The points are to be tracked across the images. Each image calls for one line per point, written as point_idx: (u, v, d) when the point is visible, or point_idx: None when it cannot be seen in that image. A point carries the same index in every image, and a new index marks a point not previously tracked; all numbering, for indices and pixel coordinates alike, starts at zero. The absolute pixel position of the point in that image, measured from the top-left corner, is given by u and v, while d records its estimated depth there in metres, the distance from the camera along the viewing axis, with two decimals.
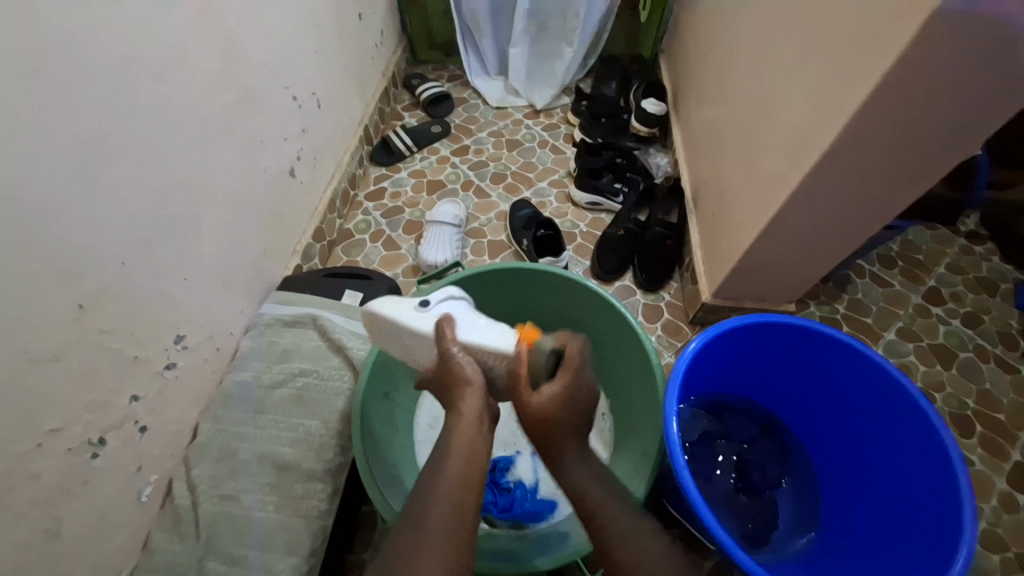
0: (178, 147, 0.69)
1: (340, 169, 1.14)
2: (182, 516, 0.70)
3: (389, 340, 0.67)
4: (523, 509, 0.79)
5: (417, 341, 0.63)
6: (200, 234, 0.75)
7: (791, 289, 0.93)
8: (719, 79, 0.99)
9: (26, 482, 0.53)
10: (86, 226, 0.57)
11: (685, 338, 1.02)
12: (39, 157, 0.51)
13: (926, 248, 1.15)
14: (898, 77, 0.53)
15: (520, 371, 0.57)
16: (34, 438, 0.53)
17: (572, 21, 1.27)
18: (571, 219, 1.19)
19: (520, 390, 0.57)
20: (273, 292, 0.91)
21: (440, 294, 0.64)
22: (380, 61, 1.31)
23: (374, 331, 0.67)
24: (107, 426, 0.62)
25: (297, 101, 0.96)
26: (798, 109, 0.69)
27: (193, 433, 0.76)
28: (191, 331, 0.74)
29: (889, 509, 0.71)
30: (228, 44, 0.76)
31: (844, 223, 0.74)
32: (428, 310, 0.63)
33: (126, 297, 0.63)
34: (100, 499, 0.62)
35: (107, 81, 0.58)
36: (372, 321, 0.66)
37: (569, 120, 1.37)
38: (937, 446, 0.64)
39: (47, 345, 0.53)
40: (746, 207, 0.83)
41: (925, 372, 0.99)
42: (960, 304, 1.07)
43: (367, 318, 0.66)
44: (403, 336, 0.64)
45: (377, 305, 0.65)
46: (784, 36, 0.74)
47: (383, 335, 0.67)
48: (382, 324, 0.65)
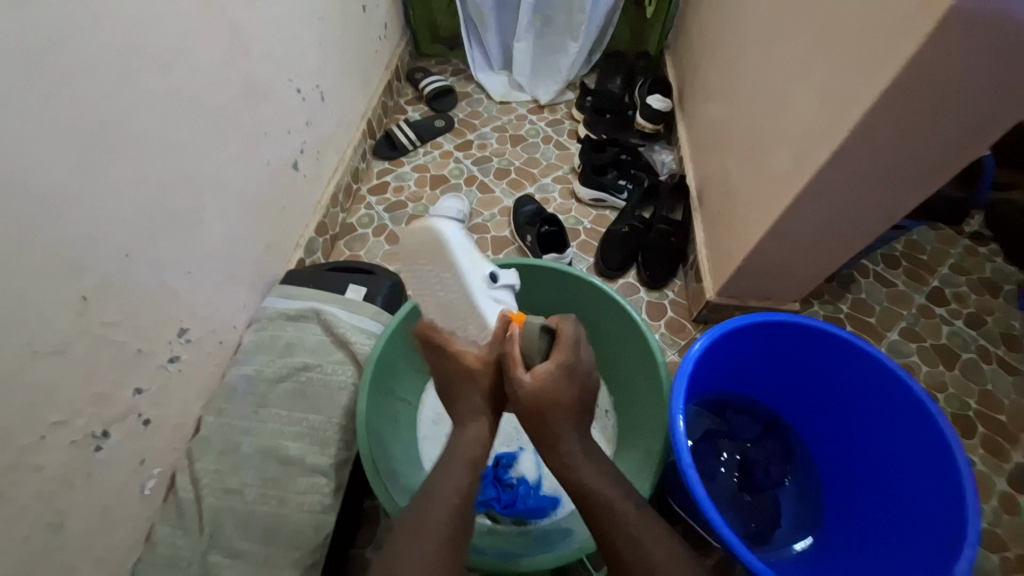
0: (181, 139, 0.68)
1: (343, 163, 1.13)
2: (185, 509, 0.70)
3: (416, 268, 0.59)
4: (525, 505, 0.79)
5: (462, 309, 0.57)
6: (203, 227, 0.74)
7: (795, 288, 0.93)
8: (726, 77, 0.99)
9: (29, 475, 0.52)
10: (89, 218, 0.56)
11: (688, 337, 1.02)
12: (42, 149, 0.51)
13: (930, 248, 1.15)
14: (912, 76, 0.52)
15: (513, 350, 0.56)
16: (37, 431, 0.53)
17: (578, 16, 1.26)
18: (576, 215, 1.19)
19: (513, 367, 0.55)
20: (276, 286, 0.91)
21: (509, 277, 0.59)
22: (383, 54, 1.30)
23: (422, 250, 0.57)
24: (111, 419, 0.61)
25: (301, 94, 0.95)
26: (807, 106, 0.69)
27: (196, 426, 0.76)
28: (194, 324, 0.74)
29: (891, 508, 0.71)
30: (232, 35, 0.75)
31: (852, 222, 0.73)
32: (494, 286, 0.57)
33: (130, 290, 0.62)
34: (103, 492, 0.62)
35: (111, 71, 0.57)
36: (429, 244, 0.57)
37: (573, 116, 1.37)
38: (942, 447, 0.64)
39: (51, 337, 0.53)
40: (752, 205, 0.83)
41: (928, 372, 0.99)
42: (963, 304, 1.07)
43: (428, 239, 0.57)
44: (439, 285, 0.58)
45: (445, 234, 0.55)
46: (794, 33, 0.74)
47: (423, 261, 0.58)
48: (436, 252, 0.57)
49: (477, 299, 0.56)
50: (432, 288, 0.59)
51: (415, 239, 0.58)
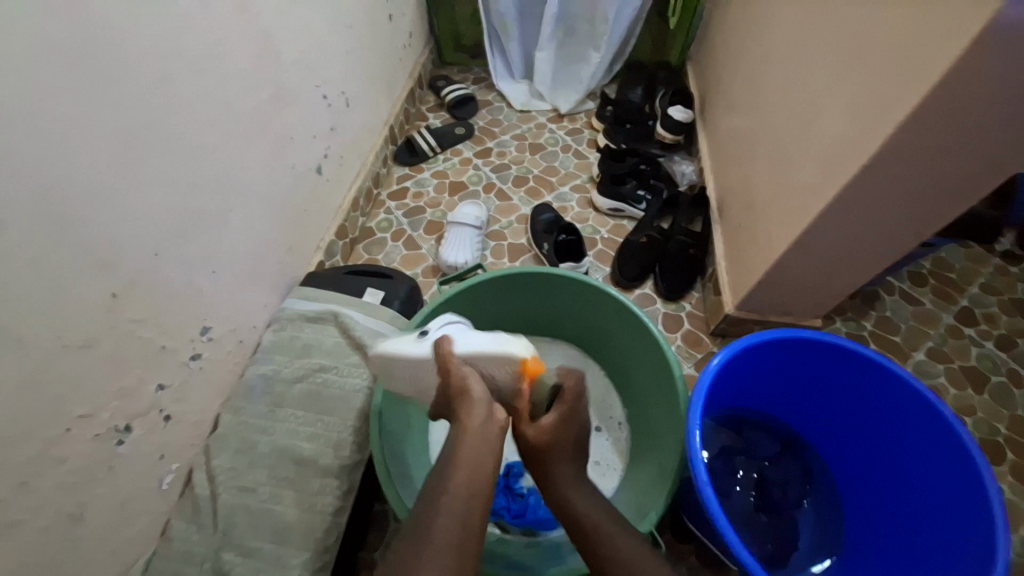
0: (211, 142, 0.70)
1: (365, 168, 1.15)
2: (200, 505, 0.71)
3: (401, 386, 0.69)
4: (535, 516, 0.79)
5: (422, 370, 0.66)
6: (229, 228, 0.76)
7: (819, 304, 0.90)
8: (751, 88, 0.98)
9: (54, 466, 0.54)
10: (121, 217, 0.58)
11: (706, 350, 1.01)
12: (82, 150, 0.53)
13: (959, 266, 1.11)
14: (947, 91, 0.51)
15: (520, 406, 0.62)
16: (63, 423, 0.54)
17: (600, 26, 1.26)
18: (593, 224, 1.18)
19: (519, 422, 0.61)
20: (296, 288, 0.93)
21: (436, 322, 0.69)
22: (407, 62, 1.32)
23: (383, 375, 0.70)
24: (133, 414, 0.63)
25: (326, 100, 0.97)
26: (836, 120, 0.67)
27: (214, 423, 0.78)
28: (216, 323, 0.76)
29: (916, 535, 0.68)
30: (263, 42, 0.77)
31: (879, 238, 0.71)
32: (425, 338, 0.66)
33: (157, 288, 0.64)
34: (123, 485, 0.63)
35: (146, 74, 0.59)
36: (385, 368, 0.69)
37: (593, 125, 1.37)
38: (972, 475, 0.62)
39: (81, 332, 0.55)
40: (775, 219, 0.81)
41: (955, 395, 0.95)
42: (993, 325, 1.03)
43: (379, 368, 0.70)
44: (410, 374, 0.67)
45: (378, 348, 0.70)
46: (823, 45, 0.72)
47: (394, 378, 0.69)
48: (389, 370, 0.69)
49: (419, 352, 0.65)
50: (413, 383, 0.67)
51: (380, 374, 0.70)
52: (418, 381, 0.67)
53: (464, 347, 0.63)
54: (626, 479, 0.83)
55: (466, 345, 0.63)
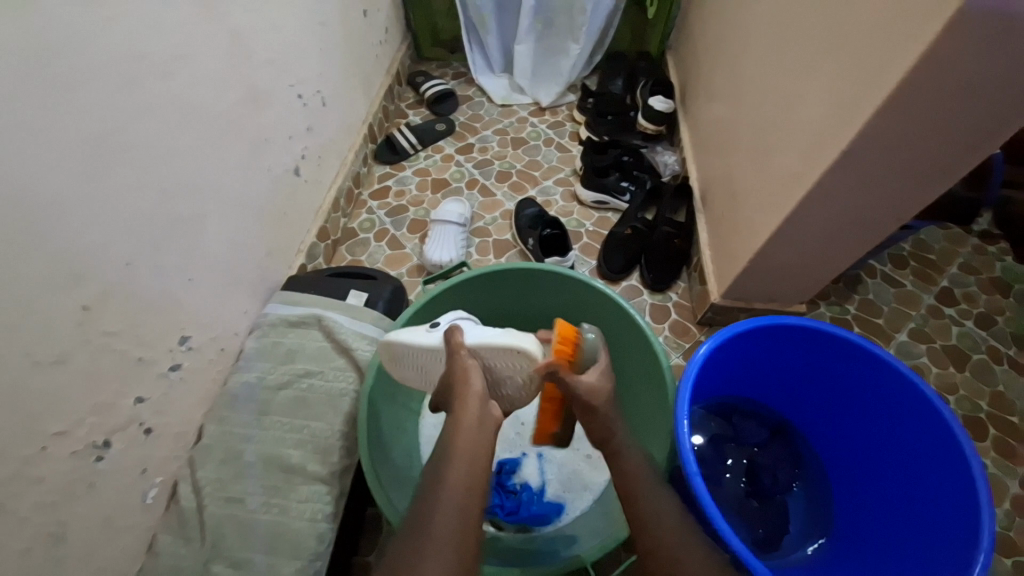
0: (184, 146, 0.68)
1: (344, 168, 1.13)
2: (187, 518, 0.70)
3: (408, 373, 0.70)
4: (529, 512, 0.77)
5: (430, 357, 0.66)
6: (205, 234, 0.74)
7: (801, 290, 0.92)
8: (730, 77, 0.98)
9: (30, 487, 0.52)
10: (93, 226, 0.56)
11: (693, 339, 1.01)
12: (45, 159, 0.51)
13: (939, 247, 1.13)
14: (921, 75, 0.51)
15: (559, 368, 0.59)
16: (38, 441, 0.52)
17: (578, 17, 1.25)
18: (577, 218, 1.18)
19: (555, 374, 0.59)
20: (278, 292, 0.91)
21: (450, 316, 0.69)
22: (384, 58, 1.30)
23: (389, 361, 0.70)
24: (113, 428, 0.61)
25: (302, 99, 0.95)
26: (813, 107, 0.68)
27: (198, 434, 0.76)
28: (196, 332, 0.74)
29: (903, 515, 0.70)
30: (234, 41, 0.75)
31: (858, 223, 0.72)
32: (437, 329, 0.66)
33: (133, 299, 0.62)
34: (105, 502, 0.62)
35: (112, 77, 0.57)
36: (389, 355, 0.69)
37: (575, 118, 1.36)
38: (955, 453, 0.63)
39: (52, 347, 0.53)
40: (757, 207, 0.82)
41: (938, 374, 0.97)
42: (973, 304, 1.05)
43: (388, 356, 0.70)
44: (417, 360, 0.67)
45: (388, 333, 0.69)
46: (798, 33, 0.73)
47: (399, 365, 0.69)
48: (395, 359, 0.69)
49: (428, 342, 0.65)
50: (418, 369, 0.68)
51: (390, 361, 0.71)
52: (425, 369, 0.68)
53: (477, 339, 0.63)
54: None
55: (476, 336, 0.63)
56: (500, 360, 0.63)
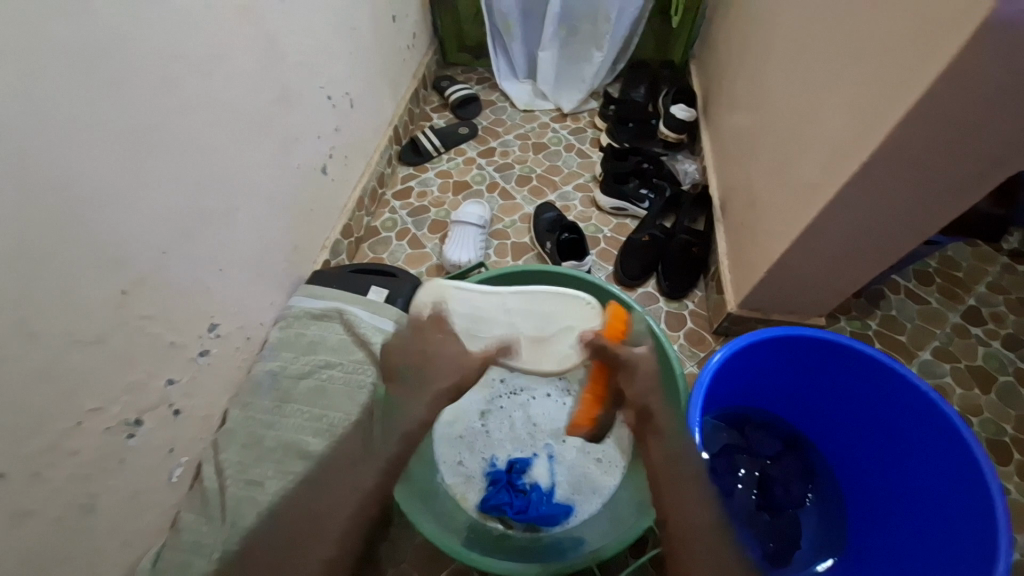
0: (218, 142, 0.71)
1: (369, 168, 1.16)
2: (209, 498, 0.73)
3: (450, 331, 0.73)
4: (538, 512, 0.76)
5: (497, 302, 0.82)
6: (235, 226, 0.77)
7: (820, 303, 0.91)
8: (752, 86, 0.98)
9: (65, 458, 0.55)
10: (129, 215, 0.59)
11: (708, 348, 1.01)
12: (90, 149, 0.54)
13: (966, 265, 1.10)
14: (944, 88, 0.51)
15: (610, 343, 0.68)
16: (75, 416, 0.56)
17: (603, 25, 1.27)
18: (596, 223, 1.19)
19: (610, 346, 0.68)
20: (303, 285, 0.94)
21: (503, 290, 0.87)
22: (411, 63, 1.33)
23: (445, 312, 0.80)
24: (144, 408, 0.64)
25: (331, 101, 0.98)
26: (836, 118, 0.68)
27: (222, 418, 0.79)
28: (224, 320, 0.77)
29: (921, 534, 0.68)
30: (269, 43, 0.79)
31: (880, 236, 0.72)
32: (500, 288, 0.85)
33: (166, 286, 0.65)
34: (134, 477, 0.65)
35: (154, 75, 0.60)
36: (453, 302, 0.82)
37: (596, 124, 1.37)
38: (974, 474, 0.62)
39: (92, 328, 0.56)
40: (776, 217, 0.82)
41: (962, 395, 0.95)
42: (1000, 325, 1.02)
43: (456, 320, 0.81)
44: (488, 318, 0.81)
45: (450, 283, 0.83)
46: (822, 44, 0.73)
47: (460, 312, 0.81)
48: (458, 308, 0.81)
49: (501, 298, 0.83)
50: (487, 331, 0.81)
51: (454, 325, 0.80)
52: (492, 330, 0.81)
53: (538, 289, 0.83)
54: (627, 478, 0.79)
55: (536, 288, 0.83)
56: (557, 306, 0.82)
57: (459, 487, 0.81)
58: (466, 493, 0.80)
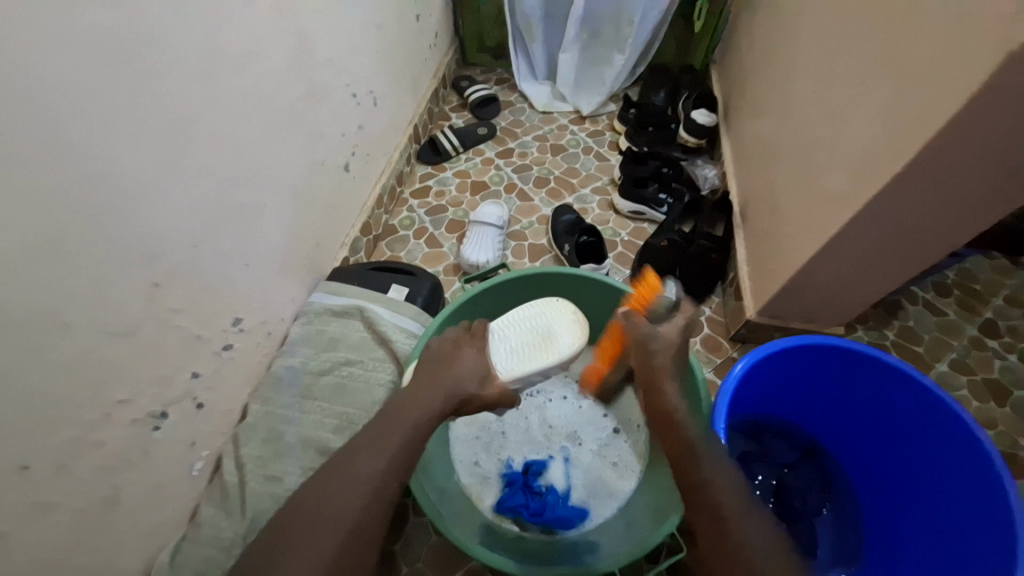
0: (247, 138, 0.72)
1: (389, 166, 1.17)
2: (228, 492, 0.73)
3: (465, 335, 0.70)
4: (554, 514, 0.76)
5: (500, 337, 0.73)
6: (261, 222, 0.77)
7: (842, 313, 0.90)
8: (778, 92, 0.97)
9: (92, 449, 0.56)
10: (160, 210, 0.59)
11: (725, 355, 1.00)
12: (129, 143, 0.55)
13: (985, 278, 1.09)
14: (989, 100, 0.50)
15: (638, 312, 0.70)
16: (102, 407, 0.56)
17: (626, 29, 1.27)
18: (613, 227, 1.19)
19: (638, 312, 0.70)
20: (322, 282, 0.94)
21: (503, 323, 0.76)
22: (432, 62, 1.33)
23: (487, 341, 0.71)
24: (169, 401, 0.65)
25: (356, 98, 0.98)
26: (870, 127, 0.67)
27: (242, 413, 0.79)
28: (247, 314, 0.77)
29: (938, 551, 0.67)
30: (300, 41, 0.79)
31: (909, 247, 0.71)
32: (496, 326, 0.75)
33: (195, 280, 0.66)
34: (157, 469, 0.65)
35: (190, 71, 0.61)
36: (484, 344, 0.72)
37: (615, 127, 1.37)
38: (996, 488, 0.61)
39: (123, 320, 0.57)
40: (801, 225, 0.81)
41: (979, 408, 0.94)
42: (1019, 338, 1.01)
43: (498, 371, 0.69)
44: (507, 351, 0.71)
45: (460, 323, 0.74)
46: (856, 52, 0.72)
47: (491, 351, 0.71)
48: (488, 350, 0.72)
49: (496, 330, 0.75)
50: (521, 361, 0.70)
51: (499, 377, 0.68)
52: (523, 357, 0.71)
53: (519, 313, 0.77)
54: (643, 483, 0.79)
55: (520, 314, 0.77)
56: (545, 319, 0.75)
57: (474, 487, 0.81)
58: (482, 493, 0.80)
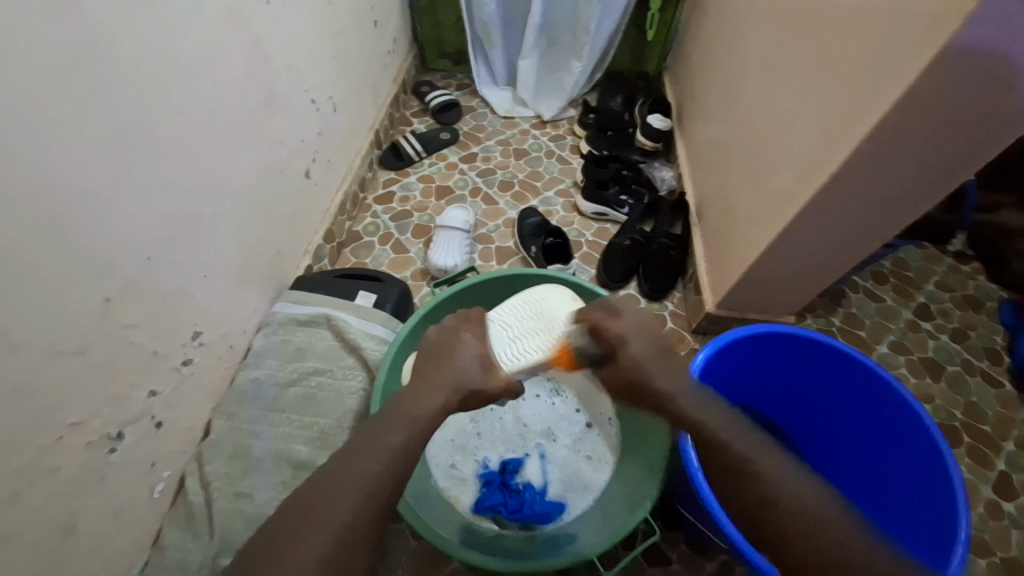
0: (205, 146, 0.70)
1: (351, 172, 1.15)
2: (194, 513, 0.70)
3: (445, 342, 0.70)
4: (532, 510, 0.78)
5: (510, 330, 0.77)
6: (220, 231, 0.75)
7: (791, 302, 0.96)
8: (726, 98, 1.03)
9: (44, 476, 0.52)
10: (112, 221, 0.57)
11: (688, 347, 1.05)
12: (78, 153, 0.52)
13: (916, 265, 1.20)
14: (906, 105, 0.56)
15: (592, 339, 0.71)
16: (55, 431, 0.53)
17: (582, 37, 1.31)
18: (577, 228, 1.22)
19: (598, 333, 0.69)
20: (285, 292, 0.92)
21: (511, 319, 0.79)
22: (391, 67, 1.33)
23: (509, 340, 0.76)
24: (126, 421, 0.62)
25: (315, 104, 0.97)
26: (807, 129, 0.72)
27: (205, 430, 0.76)
28: (207, 327, 0.75)
29: (893, 523, 0.72)
30: (256, 46, 0.78)
31: (846, 239, 0.77)
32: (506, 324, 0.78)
33: (151, 292, 0.63)
34: (115, 494, 0.62)
35: (142, 77, 0.58)
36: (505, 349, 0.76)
37: (575, 131, 1.41)
38: (934, 453, 0.67)
39: (74, 337, 0.54)
40: (751, 222, 0.86)
41: (916, 384, 1.03)
42: (947, 320, 1.11)
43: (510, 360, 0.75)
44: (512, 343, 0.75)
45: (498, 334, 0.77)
46: (792, 60, 0.78)
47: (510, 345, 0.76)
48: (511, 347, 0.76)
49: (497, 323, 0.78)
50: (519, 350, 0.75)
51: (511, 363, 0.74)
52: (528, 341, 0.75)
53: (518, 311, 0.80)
54: (617, 474, 0.82)
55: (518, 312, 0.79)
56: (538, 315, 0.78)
57: (452, 490, 0.81)
58: (460, 495, 0.81)
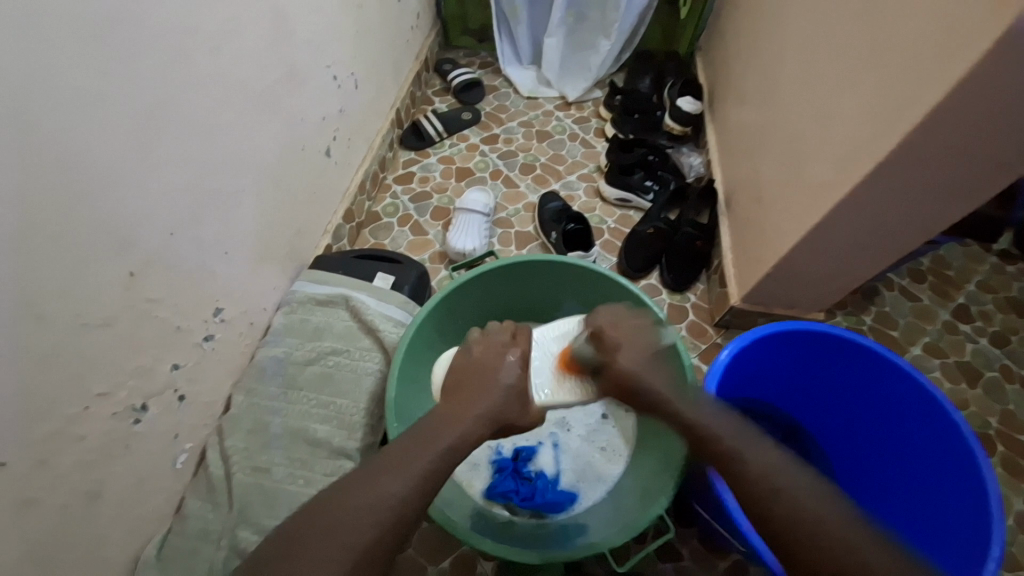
0: (226, 122, 0.69)
1: (371, 151, 1.14)
2: (215, 484, 0.72)
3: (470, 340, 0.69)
4: (544, 499, 0.78)
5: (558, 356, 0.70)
6: (240, 209, 0.75)
7: (822, 299, 0.92)
8: (764, 81, 0.97)
9: (71, 444, 0.54)
10: (135, 197, 0.57)
11: (710, 341, 1.02)
12: (100, 127, 0.52)
13: (958, 264, 1.13)
14: (968, 91, 0.51)
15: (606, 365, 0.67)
16: (81, 401, 0.54)
17: (612, 14, 1.25)
18: (599, 214, 1.19)
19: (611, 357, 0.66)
20: (305, 271, 0.92)
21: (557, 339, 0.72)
22: (413, 43, 1.30)
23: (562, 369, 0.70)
24: (150, 393, 0.63)
25: (336, 81, 0.95)
26: (852, 116, 0.68)
27: (226, 405, 0.78)
28: (228, 304, 0.75)
29: (920, 532, 0.70)
30: (277, 19, 0.76)
31: (887, 235, 0.73)
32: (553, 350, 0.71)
33: (173, 269, 0.64)
34: (139, 463, 0.63)
35: (164, 50, 0.57)
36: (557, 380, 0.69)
37: (601, 114, 1.36)
38: (969, 464, 0.64)
39: (99, 310, 0.54)
40: (784, 213, 0.83)
41: (951, 389, 0.98)
42: (988, 323, 1.06)
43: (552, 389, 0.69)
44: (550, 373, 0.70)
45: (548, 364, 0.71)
46: (839, 40, 0.73)
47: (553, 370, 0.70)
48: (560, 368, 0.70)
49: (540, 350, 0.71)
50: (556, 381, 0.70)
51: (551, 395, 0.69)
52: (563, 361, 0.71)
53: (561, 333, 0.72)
54: (631, 466, 0.81)
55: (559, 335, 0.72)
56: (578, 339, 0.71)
57: (464, 475, 0.81)
58: (472, 480, 0.81)
